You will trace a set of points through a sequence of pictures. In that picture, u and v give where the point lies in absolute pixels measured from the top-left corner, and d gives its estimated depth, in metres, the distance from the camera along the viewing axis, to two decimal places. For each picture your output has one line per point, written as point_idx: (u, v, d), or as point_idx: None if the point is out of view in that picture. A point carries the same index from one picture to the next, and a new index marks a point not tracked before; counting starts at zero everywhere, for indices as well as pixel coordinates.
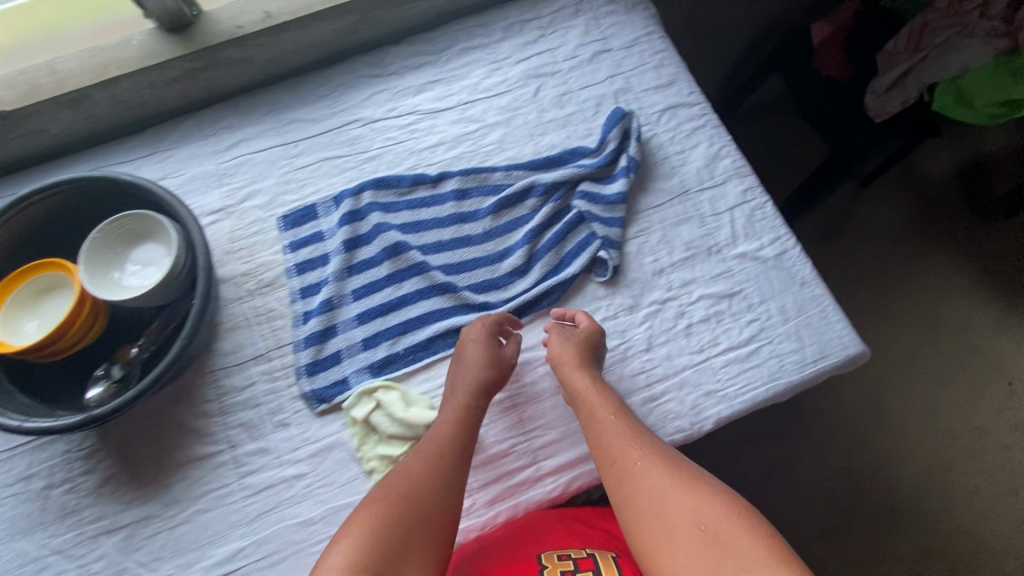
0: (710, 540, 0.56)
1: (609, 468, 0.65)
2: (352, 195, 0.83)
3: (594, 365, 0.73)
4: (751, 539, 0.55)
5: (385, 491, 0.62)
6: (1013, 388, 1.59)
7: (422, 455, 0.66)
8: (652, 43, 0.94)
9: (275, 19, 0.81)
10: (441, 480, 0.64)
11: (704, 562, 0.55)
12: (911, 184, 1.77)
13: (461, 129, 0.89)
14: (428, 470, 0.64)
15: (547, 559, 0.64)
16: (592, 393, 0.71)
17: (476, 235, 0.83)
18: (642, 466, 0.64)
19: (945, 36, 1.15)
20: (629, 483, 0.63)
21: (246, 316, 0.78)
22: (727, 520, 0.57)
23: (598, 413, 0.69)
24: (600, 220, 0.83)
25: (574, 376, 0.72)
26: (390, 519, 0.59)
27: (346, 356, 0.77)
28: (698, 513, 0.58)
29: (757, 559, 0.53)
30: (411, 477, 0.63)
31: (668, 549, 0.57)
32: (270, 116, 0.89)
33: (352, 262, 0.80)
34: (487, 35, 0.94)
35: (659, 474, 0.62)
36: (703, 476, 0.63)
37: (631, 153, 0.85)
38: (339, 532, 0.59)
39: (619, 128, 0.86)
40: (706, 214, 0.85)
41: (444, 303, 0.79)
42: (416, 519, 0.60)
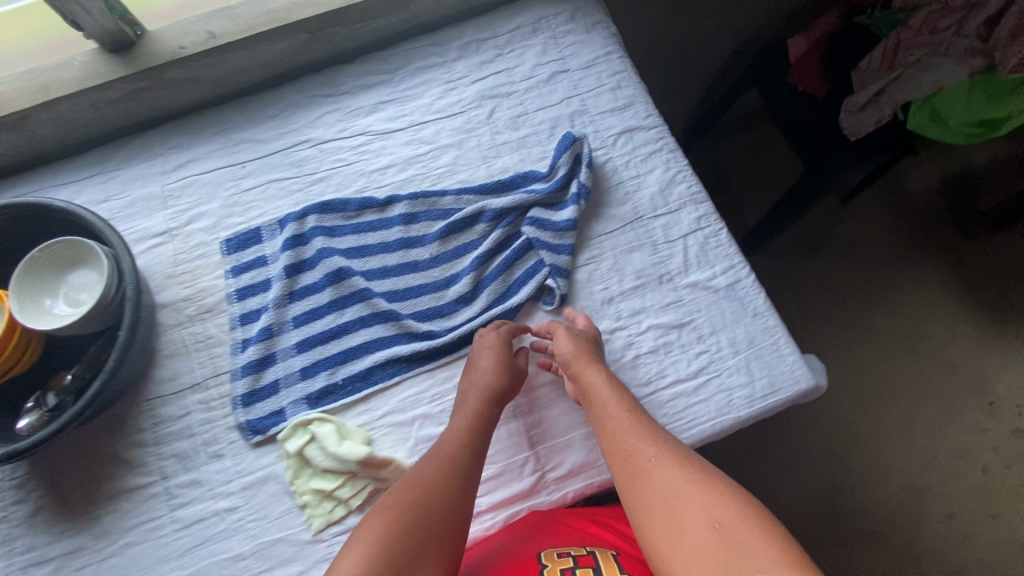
0: (721, 539, 0.50)
1: (621, 465, 0.62)
2: (296, 218, 0.81)
3: (605, 367, 0.72)
4: (768, 541, 0.49)
5: (398, 495, 0.60)
6: (994, 408, 1.57)
7: (436, 458, 0.64)
8: (610, 64, 0.92)
9: (218, 40, 0.79)
10: (455, 483, 0.62)
11: (714, 563, 0.49)
12: (896, 198, 1.74)
13: (412, 151, 0.87)
14: (442, 472, 0.62)
15: (547, 557, 0.60)
16: (605, 394, 0.69)
17: (422, 260, 0.82)
18: (655, 462, 0.60)
19: (920, 54, 1.11)
20: (639, 478, 0.59)
21: (185, 343, 0.77)
22: (743, 520, 0.51)
23: (611, 411, 0.67)
24: (548, 247, 0.81)
25: (586, 375, 0.71)
26: (404, 521, 0.56)
27: (284, 386, 0.75)
28: (711, 509, 0.53)
29: (773, 561, 0.47)
30: (425, 479, 0.61)
31: (677, 547, 0.52)
32: (218, 136, 0.87)
33: (294, 287, 0.79)
34: (442, 54, 0.92)
35: (673, 469, 0.58)
36: (721, 476, 0.58)
37: (582, 179, 0.83)
38: (351, 536, 0.56)
39: (571, 153, 0.84)
40: (659, 241, 0.83)
41: (387, 332, 0.78)
42: (433, 522, 0.57)
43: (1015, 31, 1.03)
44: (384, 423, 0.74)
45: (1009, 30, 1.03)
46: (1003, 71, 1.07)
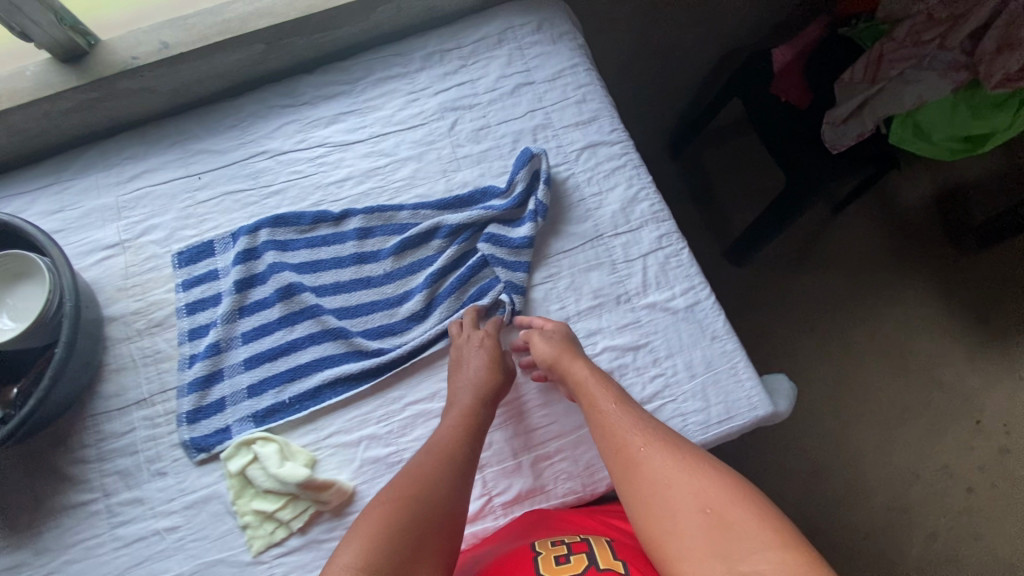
0: (714, 525, 0.52)
1: (612, 456, 0.63)
2: (248, 232, 0.80)
3: (591, 362, 0.72)
4: (759, 523, 0.52)
5: (393, 494, 0.59)
6: (980, 426, 1.54)
7: (430, 456, 0.64)
8: (576, 77, 0.90)
9: (171, 51, 0.78)
10: (450, 481, 0.61)
11: (711, 547, 0.51)
12: (886, 210, 1.71)
13: (371, 163, 0.86)
14: (437, 470, 0.62)
15: (541, 546, 0.61)
16: (593, 387, 0.69)
17: (376, 276, 0.80)
18: (646, 451, 0.61)
19: (903, 68, 1.09)
20: (632, 469, 0.60)
21: (133, 358, 0.76)
22: (734, 504, 0.53)
23: (600, 404, 0.67)
24: (503, 264, 0.80)
25: (573, 368, 0.70)
26: (401, 520, 0.56)
27: (230, 404, 0.74)
28: (704, 495, 0.55)
29: (765, 542, 0.50)
30: (420, 478, 0.61)
31: (672, 534, 0.54)
32: (175, 146, 0.86)
33: (243, 303, 0.78)
34: (404, 64, 0.90)
35: (664, 458, 0.59)
36: (709, 460, 0.60)
37: (540, 196, 0.81)
38: (347, 534, 0.55)
39: (529, 169, 0.83)
40: (618, 260, 0.81)
41: (336, 349, 0.77)
42: (430, 520, 0.57)
43: (1001, 45, 1.00)
44: (330, 444, 0.73)
45: (994, 44, 1.00)
46: (987, 85, 1.03)
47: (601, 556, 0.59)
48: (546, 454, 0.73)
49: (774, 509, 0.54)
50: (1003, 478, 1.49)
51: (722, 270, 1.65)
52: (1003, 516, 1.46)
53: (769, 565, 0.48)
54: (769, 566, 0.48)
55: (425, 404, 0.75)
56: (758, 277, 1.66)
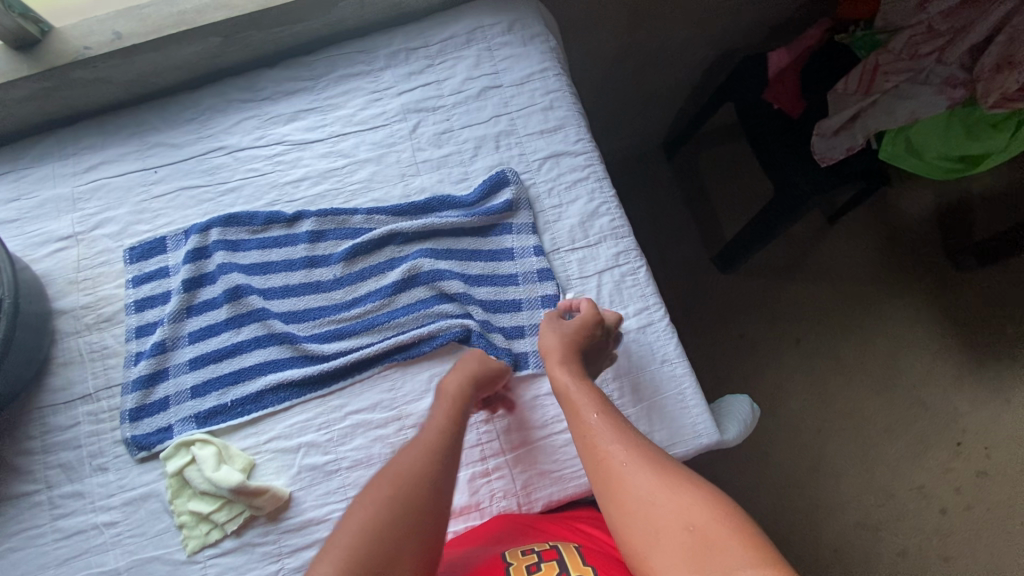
0: (698, 544, 0.49)
1: (592, 470, 0.59)
2: (199, 231, 0.80)
3: (580, 366, 0.69)
4: (742, 540, 0.49)
5: (374, 491, 0.57)
6: (960, 448, 1.51)
7: (413, 452, 0.61)
8: (545, 82, 0.88)
9: (124, 41, 0.77)
10: (433, 477, 0.59)
11: (694, 568, 0.48)
12: (883, 223, 1.66)
13: (328, 164, 0.85)
14: (420, 467, 0.59)
15: (510, 556, 0.60)
16: (573, 390, 0.66)
17: (326, 281, 0.80)
18: (625, 467, 0.57)
19: (898, 81, 1.03)
20: (613, 485, 0.56)
21: (81, 352, 0.77)
22: (718, 520, 0.50)
23: (582, 412, 0.64)
24: (501, 332, 0.77)
25: (556, 373, 0.68)
26: (381, 524, 0.54)
27: (173, 403, 0.74)
28: (687, 514, 0.52)
29: (748, 559, 0.47)
30: (402, 476, 0.58)
31: (656, 557, 0.51)
32: (133, 138, 0.85)
33: (192, 302, 0.78)
34: (369, 62, 0.88)
35: (644, 473, 0.56)
36: (691, 474, 0.56)
37: (522, 246, 0.81)
38: (325, 542, 0.54)
39: (482, 197, 0.82)
40: (573, 276, 0.80)
41: (281, 354, 0.76)
42: (412, 522, 0.55)
43: (999, 63, 0.95)
44: (269, 448, 0.73)
45: (994, 61, 0.95)
46: (983, 105, 0.99)
47: (572, 563, 0.58)
48: (484, 471, 0.72)
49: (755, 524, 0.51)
50: (977, 502, 1.46)
51: (710, 276, 1.62)
52: (976, 541, 1.43)
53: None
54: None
55: (367, 413, 0.74)
56: (745, 284, 1.63)
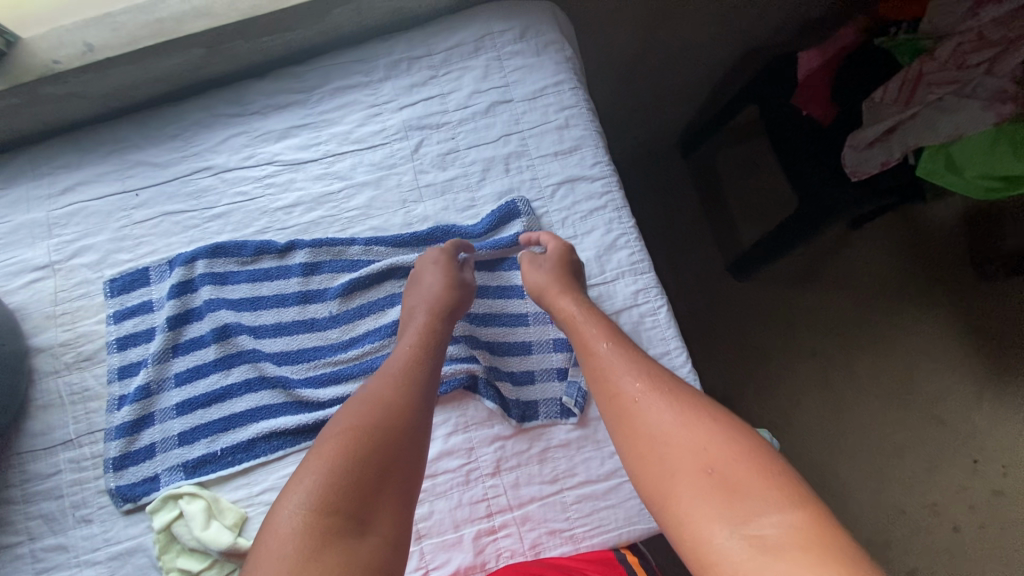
0: (715, 483, 0.49)
1: (606, 404, 0.59)
2: (185, 262, 0.74)
3: (580, 290, 0.70)
4: (768, 482, 0.48)
5: (350, 417, 0.57)
6: (976, 466, 1.47)
7: (386, 381, 0.61)
8: (560, 97, 0.80)
9: (96, 54, 0.69)
10: (406, 401, 0.59)
11: (715, 509, 0.47)
12: (909, 232, 1.58)
13: (323, 188, 0.78)
14: (398, 396, 0.59)
15: None
16: (579, 318, 0.66)
17: (321, 318, 0.74)
18: (641, 402, 0.57)
19: (943, 92, 0.96)
20: (625, 421, 0.56)
21: (61, 394, 0.72)
22: (738, 460, 0.49)
23: (592, 345, 0.64)
24: (510, 378, 0.73)
25: (559, 302, 0.68)
26: (358, 448, 0.54)
27: (160, 451, 0.70)
28: (705, 453, 0.51)
29: (772, 503, 0.46)
30: (378, 404, 0.58)
31: (672, 497, 0.50)
32: (111, 156, 0.78)
33: (178, 340, 0.72)
34: (367, 72, 0.80)
35: (661, 410, 0.55)
36: (711, 408, 0.55)
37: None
38: (298, 469, 0.54)
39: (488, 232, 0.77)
40: None
41: (274, 399, 0.71)
42: (385, 446, 0.55)
43: None
44: (263, 501, 0.69)
45: None
46: None
47: None
48: (491, 529, 0.67)
49: (782, 460, 0.50)
50: (992, 521, 1.43)
51: (724, 284, 1.55)
52: (989, 562, 1.40)
53: (777, 529, 0.44)
54: (778, 530, 0.44)
55: None
56: (760, 294, 1.56)
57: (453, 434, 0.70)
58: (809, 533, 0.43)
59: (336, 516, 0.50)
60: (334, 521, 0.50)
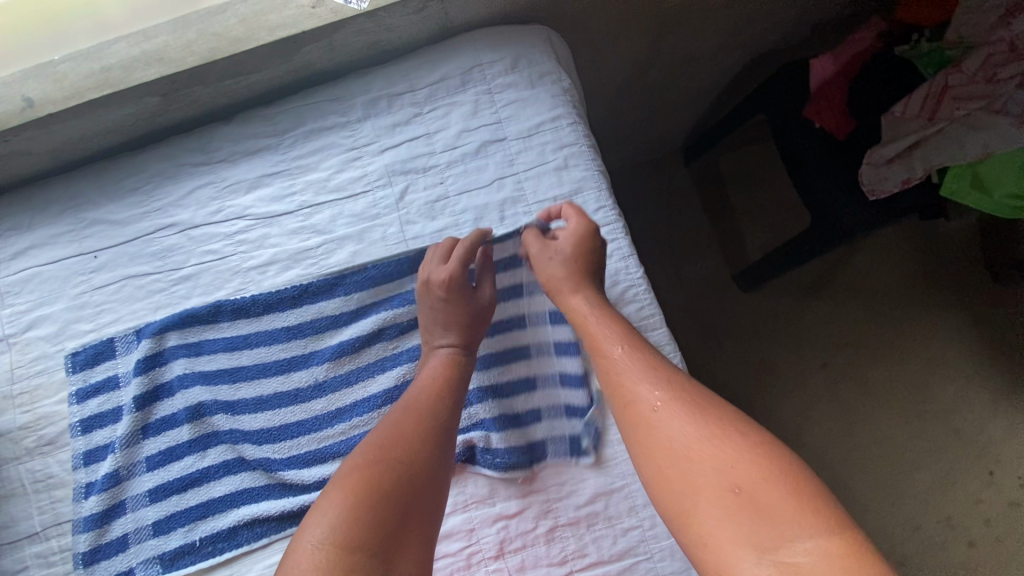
0: (742, 504, 0.45)
1: (622, 415, 0.55)
2: (153, 333, 0.68)
3: (594, 288, 0.65)
4: (798, 503, 0.44)
5: (374, 447, 0.54)
6: (993, 478, 1.40)
7: (409, 407, 0.58)
8: (558, 134, 0.73)
9: (38, 110, 0.62)
10: (424, 431, 0.56)
11: (742, 530, 0.44)
12: (921, 237, 1.51)
13: (300, 243, 0.71)
14: (418, 425, 0.57)
15: None
16: (591, 321, 0.62)
17: (305, 388, 0.68)
18: (660, 413, 0.52)
19: (970, 108, 0.89)
20: (643, 435, 0.52)
21: (23, 482, 0.66)
22: (767, 480, 0.46)
23: (604, 348, 0.59)
24: (517, 422, 0.69)
25: (572, 301, 0.63)
26: (376, 481, 0.51)
27: (133, 542, 0.64)
28: (730, 470, 0.47)
29: (805, 526, 0.43)
30: (404, 433, 0.56)
31: (695, 517, 0.47)
32: (65, 215, 0.71)
33: (148, 420, 0.66)
34: (343, 112, 0.73)
35: (681, 422, 0.51)
36: (736, 418, 0.51)
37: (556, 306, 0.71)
38: (315, 504, 0.51)
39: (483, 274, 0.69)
40: None
41: (255, 482, 0.65)
42: (402, 478, 0.52)
43: None
44: None
45: None
46: None
47: None
48: None
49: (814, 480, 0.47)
50: (1011, 534, 1.36)
51: (732, 298, 1.48)
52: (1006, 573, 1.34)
53: (810, 556, 0.41)
54: (811, 557, 0.41)
55: None
56: (768, 305, 1.49)
57: (453, 514, 0.65)
58: (847, 564, 0.40)
59: (360, 552, 0.47)
60: (359, 560, 0.46)
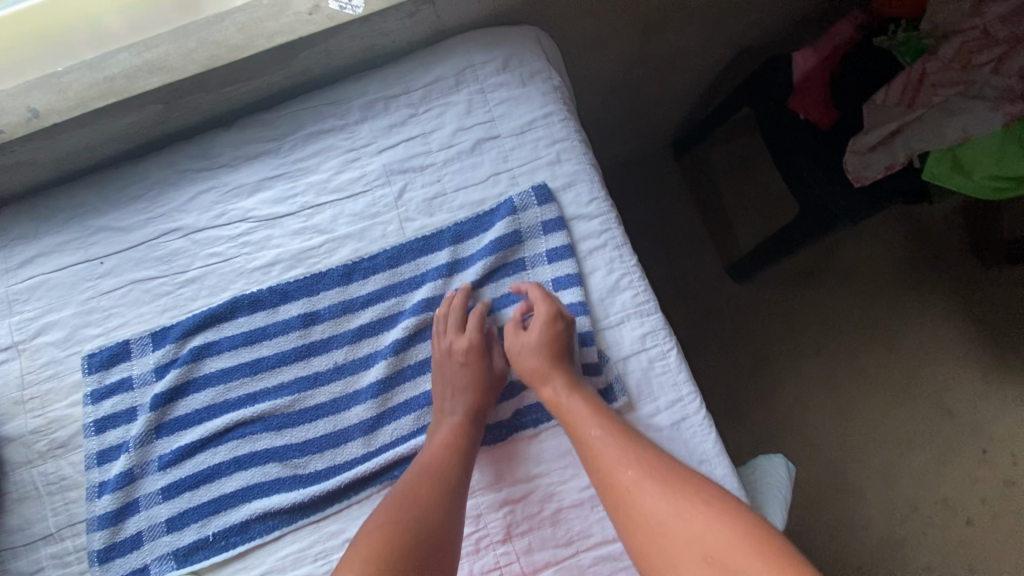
0: (716, 574, 0.49)
1: (604, 496, 0.59)
2: (175, 337, 0.70)
3: (568, 370, 0.67)
4: (765, 564, 0.47)
5: (377, 528, 0.57)
6: (987, 457, 1.43)
7: (411, 482, 0.61)
8: (550, 130, 0.75)
9: (42, 120, 0.64)
10: (424, 502, 0.59)
11: None
12: (908, 223, 1.54)
13: (303, 243, 0.73)
14: (417, 497, 0.59)
15: None
16: (568, 404, 0.65)
17: (325, 371, 0.69)
18: (635, 492, 0.56)
19: (948, 94, 0.92)
20: (624, 515, 0.56)
21: (36, 485, 0.67)
22: (735, 547, 0.49)
23: (582, 428, 0.62)
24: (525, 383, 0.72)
25: (544, 388, 0.67)
26: (382, 556, 0.54)
27: (147, 539, 0.65)
28: (702, 541, 0.51)
29: None
30: (410, 507, 0.59)
31: None
32: (71, 223, 0.72)
33: (163, 419, 0.68)
34: (341, 115, 0.75)
35: (655, 498, 0.55)
36: (703, 491, 0.55)
37: (556, 276, 0.72)
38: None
39: (489, 262, 0.72)
40: (607, 319, 0.71)
41: (267, 476, 0.67)
42: (406, 552, 0.55)
43: None
44: None
45: None
46: None
47: None
48: None
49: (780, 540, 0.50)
50: (1006, 511, 1.39)
51: (725, 290, 1.51)
52: (1003, 551, 1.37)
53: None
54: None
55: None
56: (763, 295, 1.51)
57: None
58: None
59: None
60: None
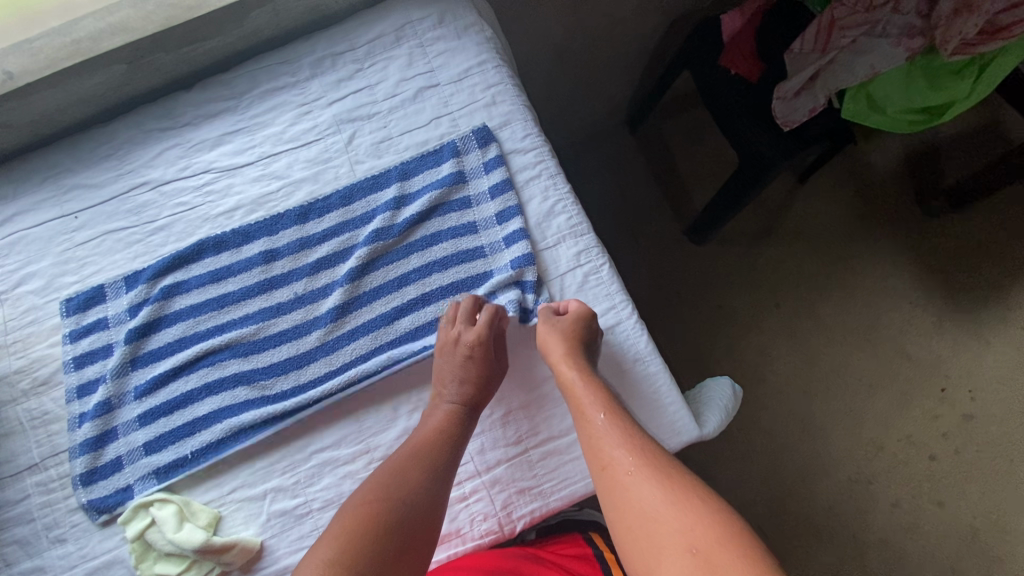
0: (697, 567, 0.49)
1: (599, 474, 0.60)
2: (147, 279, 0.75)
3: (586, 360, 0.68)
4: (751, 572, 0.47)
5: (367, 496, 0.61)
6: (945, 394, 1.49)
7: (408, 453, 0.65)
8: (484, 75, 0.82)
9: (18, 81, 0.70)
10: (417, 475, 0.63)
11: None
12: (856, 177, 1.62)
13: (261, 188, 0.79)
14: (411, 470, 0.63)
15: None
16: (580, 389, 0.66)
17: (286, 302, 0.75)
18: (633, 476, 0.57)
19: (854, 36, 0.97)
20: (615, 494, 0.57)
21: (20, 421, 0.72)
22: (726, 547, 0.49)
23: (588, 411, 0.64)
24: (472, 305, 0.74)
25: (560, 368, 0.68)
26: (370, 523, 0.59)
27: (127, 463, 0.70)
28: (689, 533, 0.51)
29: None
30: (401, 477, 0.63)
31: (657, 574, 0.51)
32: (47, 182, 0.78)
33: (138, 352, 0.73)
34: (293, 73, 0.82)
35: (652, 487, 0.56)
36: (704, 491, 0.55)
37: (498, 208, 0.78)
38: (322, 535, 0.59)
39: (434, 196, 0.77)
40: (543, 240, 0.77)
41: (236, 399, 0.72)
42: (394, 518, 0.60)
43: (957, 7, 0.89)
44: (234, 498, 0.70)
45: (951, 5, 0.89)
46: (943, 52, 0.94)
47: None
48: (461, 496, 0.70)
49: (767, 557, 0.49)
50: (966, 445, 1.45)
51: (685, 250, 1.58)
52: (966, 483, 1.43)
53: None
54: None
55: (332, 451, 0.71)
56: (722, 254, 1.58)
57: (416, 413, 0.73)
58: None
59: None
60: None
